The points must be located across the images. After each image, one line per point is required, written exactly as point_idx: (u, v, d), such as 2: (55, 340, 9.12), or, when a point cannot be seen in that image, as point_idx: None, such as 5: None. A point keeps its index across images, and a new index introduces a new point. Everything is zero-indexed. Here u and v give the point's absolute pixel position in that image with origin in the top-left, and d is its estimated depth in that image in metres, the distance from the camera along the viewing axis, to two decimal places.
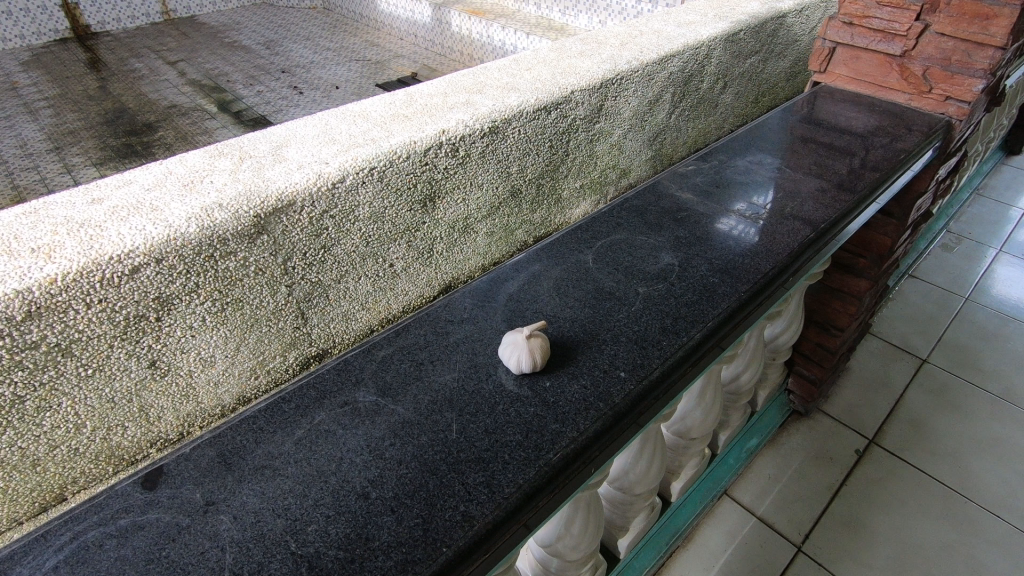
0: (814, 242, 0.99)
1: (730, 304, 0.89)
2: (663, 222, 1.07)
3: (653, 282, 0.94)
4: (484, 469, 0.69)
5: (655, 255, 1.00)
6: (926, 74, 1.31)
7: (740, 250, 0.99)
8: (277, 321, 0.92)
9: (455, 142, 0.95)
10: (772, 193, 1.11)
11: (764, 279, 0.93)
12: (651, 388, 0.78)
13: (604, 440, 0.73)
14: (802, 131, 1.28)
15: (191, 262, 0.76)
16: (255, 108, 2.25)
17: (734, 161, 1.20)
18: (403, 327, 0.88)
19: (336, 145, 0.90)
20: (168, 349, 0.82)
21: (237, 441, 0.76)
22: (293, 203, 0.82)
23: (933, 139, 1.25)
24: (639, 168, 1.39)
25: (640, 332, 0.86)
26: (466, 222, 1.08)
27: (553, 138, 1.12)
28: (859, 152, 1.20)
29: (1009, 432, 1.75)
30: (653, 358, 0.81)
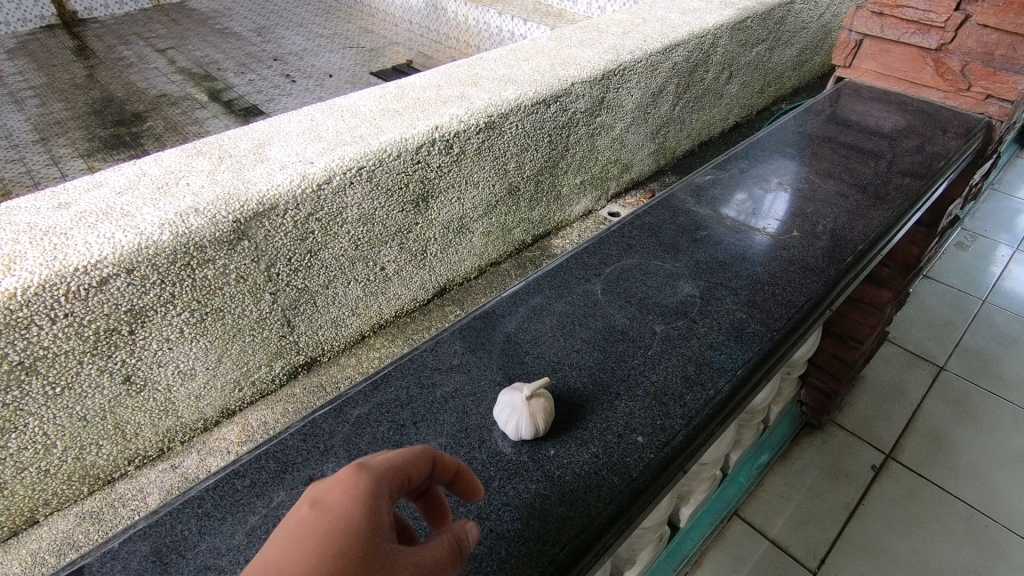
0: (850, 268, 0.88)
1: (762, 349, 0.76)
2: (678, 241, 0.96)
3: (670, 318, 0.82)
4: (475, 569, 0.56)
5: (673, 282, 0.88)
6: (964, 70, 1.24)
7: (767, 276, 0.87)
8: (262, 331, 0.87)
9: (449, 139, 0.89)
10: (785, 206, 1.01)
11: (798, 316, 0.81)
12: (673, 457, 0.65)
13: (620, 525, 0.59)
14: (825, 133, 1.19)
15: (165, 272, 0.70)
16: (247, 97, 2.18)
17: (754, 170, 1.10)
18: (382, 376, 0.76)
19: (321, 143, 0.84)
20: (143, 364, 0.76)
21: (179, 531, 0.61)
22: (275, 207, 0.76)
23: (972, 142, 1.17)
24: (642, 162, 1.34)
25: (659, 384, 0.73)
26: (461, 221, 1.03)
27: (553, 133, 1.06)
28: (886, 154, 1.11)
29: None
30: (676, 419, 0.68)
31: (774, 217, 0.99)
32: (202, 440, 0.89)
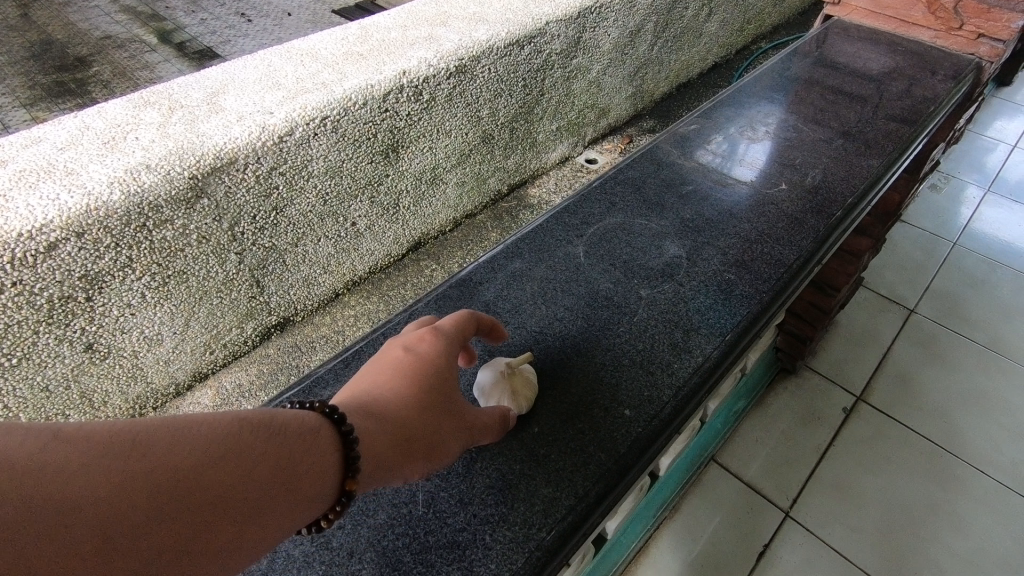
0: (837, 226, 0.86)
1: (752, 310, 0.76)
2: (664, 198, 0.93)
3: (657, 283, 0.80)
4: (460, 559, 0.55)
5: (658, 243, 0.86)
6: (958, 7, 1.17)
7: (753, 234, 0.86)
8: (230, 293, 0.83)
9: (418, 85, 0.84)
10: (764, 153, 1.00)
11: (788, 275, 0.79)
12: (662, 429, 0.64)
13: (609, 504, 0.59)
14: (809, 78, 1.15)
15: (119, 235, 0.66)
16: (199, 38, 2.00)
17: (736, 116, 1.07)
18: (353, 355, 0.74)
19: (280, 90, 0.77)
20: (105, 331, 0.73)
21: None
22: (234, 161, 0.70)
23: (964, 83, 1.13)
24: (619, 106, 1.29)
25: (645, 351, 0.72)
26: (434, 172, 0.99)
27: (527, 77, 1.01)
28: (874, 98, 1.08)
29: None
30: (664, 389, 0.68)
31: (750, 165, 0.97)
32: (175, 405, 0.87)
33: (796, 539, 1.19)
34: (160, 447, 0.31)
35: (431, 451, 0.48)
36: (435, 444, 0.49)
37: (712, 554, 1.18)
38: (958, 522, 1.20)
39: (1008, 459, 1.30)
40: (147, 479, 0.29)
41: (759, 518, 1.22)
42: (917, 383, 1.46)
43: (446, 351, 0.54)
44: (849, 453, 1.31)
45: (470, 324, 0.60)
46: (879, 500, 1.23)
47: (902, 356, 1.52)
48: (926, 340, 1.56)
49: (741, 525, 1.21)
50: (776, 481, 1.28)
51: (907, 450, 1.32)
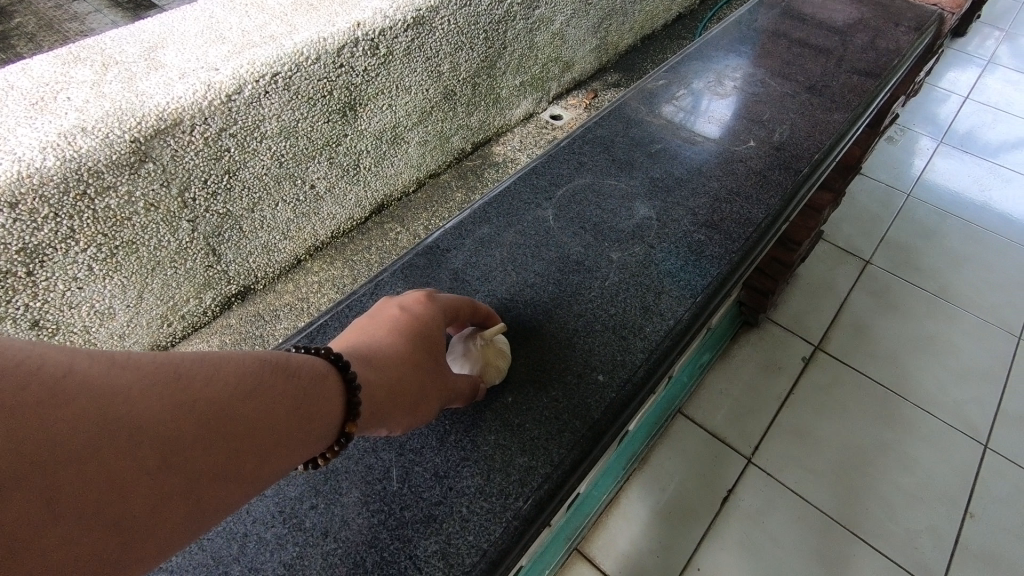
0: (801, 185, 0.87)
1: (721, 271, 0.77)
2: (633, 157, 0.93)
3: (627, 245, 0.80)
4: (437, 532, 0.56)
5: (627, 204, 0.85)
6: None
7: (719, 190, 0.87)
8: (184, 262, 0.80)
9: (374, 38, 0.79)
10: (731, 108, 0.99)
11: (755, 235, 0.81)
12: (634, 394, 0.65)
13: (583, 470, 0.60)
14: (773, 31, 1.13)
15: (57, 204, 0.61)
16: None
17: (701, 70, 1.06)
18: (319, 329, 0.72)
19: (224, 45, 0.72)
20: (52, 306, 0.69)
21: None
22: (179, 122, 0.66)
23: (925, 36, 1.13)
24: (584, 59, 1.26)
25: (616, 315, 0.73)
26: (395, 130, 0.95)
27: (488, 29, 0.97)
28: (836, 52, 1.08)
29: None
30: (636, 353, 0.69)
31: (716, 121, 0.97)
32: None
33: (758, 482, 1.25)
34: (203, 381, 0.35)
35: (407, 407, 0.50)
36: (412, 400, 0.51)
37: (679, 501, 1.23)
38: (905, 460, 1.28)
39: (951, 399, 1.39)
40: (191, 407, 0.34)
41: (724, 465, 1.27)
42: (870, 332, 1.52)
43: (438, 320, 0.57)
44: (806, 401, 1.37)
45: (467, 300, 0.64)
46: (835, 443, 1.30)
47: (858, 307, 1.58)
48: (880, 290, 1.62)
49: (706, 473, 1.26)
50: (739, 429, 1.33)
51: (860, 395, 1.39)
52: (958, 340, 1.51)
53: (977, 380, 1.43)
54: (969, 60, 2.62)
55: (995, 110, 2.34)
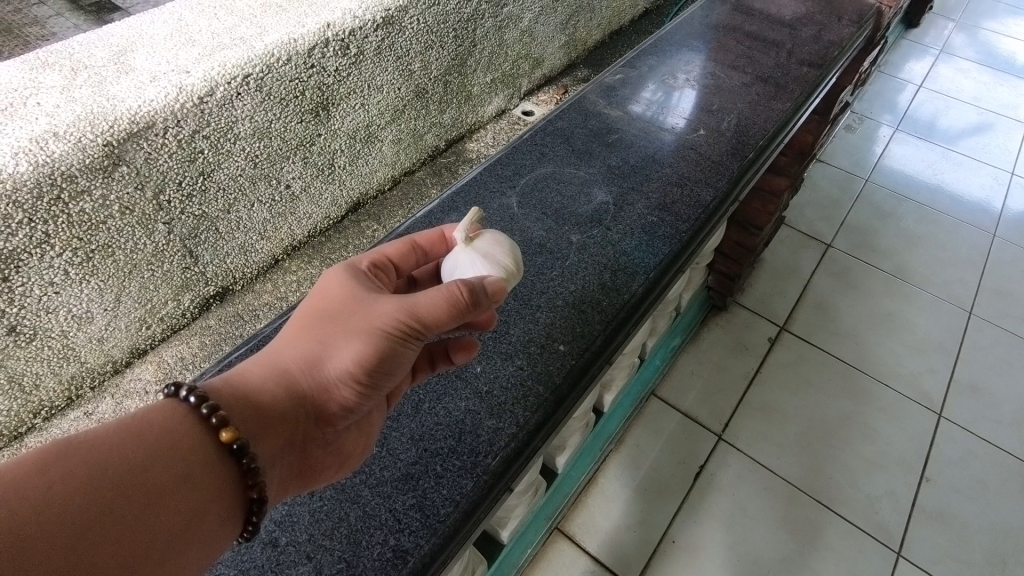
0: (750, 165, 0.91)
1: (673, 247, 0.80)
2: (592, 147, 0.95)
3: (587, 228, 0.83)
4: (414, 488, 0.59)
5: (587, 190, 0.88)
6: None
7: (673, 174, 0.90)
8: (161, 264, 0.80)
9: (344, 38, 0.80)
10: (690, 96, 1.03)
11: (705, 213, 0.84)
12: (592, 361, 0.68)
13: (547, 429, 0.63)
14: (730, 24, 1.16)
15: (31, 208, 0.61)
16: None
17: (660, 65, 1.09)
18: None
19: (194, 47, 0.73)
20: (29, 311, 0.69)
21: None
22: (152, 125, 0.66)
23: (864, 29, 1.17)
24: (553, 56, 1.29)
25: (576, 291, 0.76)
26: (368, 129, 0.96)
27: (457, 28, 0.99)
28: (786, 44, 1.11)
29: None
30: (593, 323, 0.72)
31: (679, 116, 0.99)
32: (115, 383, 0.84)
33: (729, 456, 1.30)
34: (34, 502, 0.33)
35: (294, 386, 0.48)
36: (302, 377, 0.48)
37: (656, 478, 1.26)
38: (867, 430, 1.34)
39: (907, 369, 1.46)
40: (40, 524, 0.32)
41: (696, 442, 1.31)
42: (834, 310, 1.58)
43: (341, 278, 0.53)
44: (774, 378, 1.43)
45: (404, 243, 0.62)
46: (799, 417, 1.37)
47: (817, 286, 1.65)
48: (838, 273, 1.69)
49: (680, 450, 1.30)
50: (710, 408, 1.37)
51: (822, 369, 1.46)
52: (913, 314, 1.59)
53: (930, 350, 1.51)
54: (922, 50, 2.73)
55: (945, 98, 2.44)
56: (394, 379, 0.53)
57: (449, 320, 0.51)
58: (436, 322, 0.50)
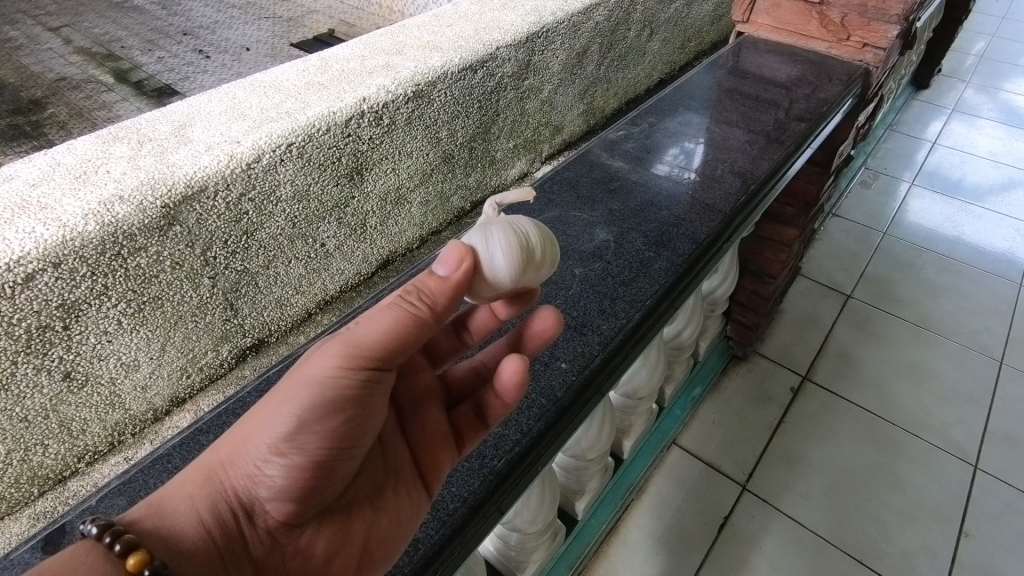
0: (746, 204, 0.94)
1: (669, 279, 0.83)
2: (595, 193, 0.99)
3: (589, 262, 0.87)
4: None
5: (589, 231, 0.92)
6: (844, 21, 1.24)
7: (672, 217, 0.93)
8: (205, 316, 0.84)
9: (378, 110, 0.89)
10: (701, 144, 1.07)
11: (699, 249, 0.87)
12: (593, 376, 0.72)
13: (550, 436, 0.67)
14: (731, 84, 1.23)
15: (94, 263, 0.67)
16: (157, 77, 2.00)
17: (664, 124, 1.13)
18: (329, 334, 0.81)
19: (245, 121, 0.82)
20: (83, 359, 0.73)
21: (153, 482, 0.67)
22: (204, 189, 0.73)
23: (853, 88, 1.21)
24: (572, 123, 1.37)
25: (578, 317, 0.79)
26: (398, 192, 1.03)
27: (481, 99, 1.07)
28: (783, 103, 1.16)
29: (934, 362, 1.86)
30: (594, 345, 0.75)
31: (692, 169, 1.02)
32: (154, 431, 0.87)
33: (757, 502, 1.54)
34: None
35: (220, 482, 0.49)
36: (224, 471, 0.50)
37: (689, 518, 1.52)
38: (896, 480, 1.57)
39: (929, 421, 1.70)
40: None
41: (724, 487, 1.57)
42: (851, 365, 1.85)
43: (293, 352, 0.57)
44: (792, 426, 1.69)
45: None
46: (825, 467, 1.61)
47: (836, 348, 1.90)
48: (854, 337, 1.94)
49: (705, 497, 1.55)
50: (737, 457, 1.63)
51: (844, 424, 1.70)
52: (940, 369, 1.84)
53: (955, 403, 1.75)
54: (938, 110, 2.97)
55: (962, 154, 2.69)
56: (347, 439, 0.52)
57: (380, 341, 0.50)
58: (369, 345, 0.50)
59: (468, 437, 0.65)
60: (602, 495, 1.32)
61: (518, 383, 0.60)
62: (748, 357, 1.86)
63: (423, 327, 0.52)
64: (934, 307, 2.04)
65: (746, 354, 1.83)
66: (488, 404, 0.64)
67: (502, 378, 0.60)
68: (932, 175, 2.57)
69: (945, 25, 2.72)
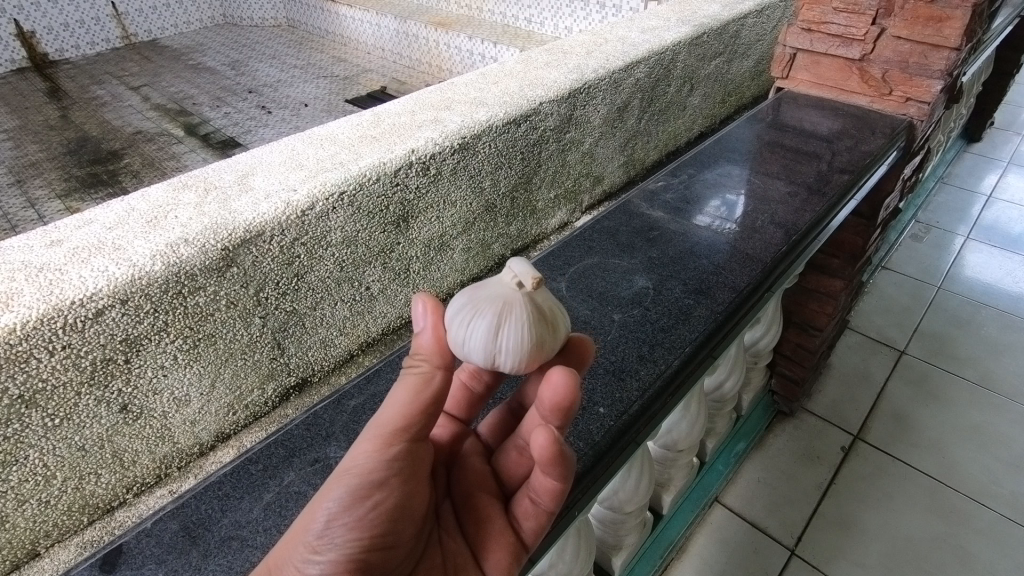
0: (788, 253, 0.93)
1: (708, 327, 0.82)
2: (634, 242, 1.00)
3: (627, 308, 0.87)
4: None
5: (628, 277, 0.92)
6: (886, 77, 1.25)
7: (712, 266, 0.93)
8: (253, 354, 0.87)
9: (425, 161, 0.93)
10: (742, 196, 1.07)
11: (738, 298, 0.86)
12: (631, 422, 0.71)
13: (587, 482, 0.65)
14: (771, 136, 1.24)
15: (158, 300, 0.71)
16: (222, 131, 2.16)
17: (702, 175, 1.14)
18: (374, 372, 0.83)
19: (303, 171, 0.87)
20: (139, 392, 0.76)
21: (200, 510, 0.69)
22: (262, 234, 0.77)
23: (897, 140, 1.20)
24: (612, 173, 1.39)
25: (616, 362, 0.78)
26: (442, 239, 1.06)
27: (524, 151, 1.11)
28: (825, 155, 1.16)
29: (1002, 426, 1.74)
30: (632, 390, 0.74)
31: (733, 219, 1.02)
32: (199, 465, 0.88)
33: (807, 570, 1.44)
34: None
35: None
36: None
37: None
38: (962, 554, 1.45)
39: (998, 491, 1.58)
40: None
41: (771, 552, 1.48)
42: (909, 425, 1.75)
43: None
44: (845, 490, 1.60)
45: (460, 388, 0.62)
46: (882, 535, 1.50)
47: (889, 406, 1.81)
48: (910, 396, 1.84)
49: (751, 562, 1.47)
50: (784, 520, 1.54)
51: (902, 489, 1.59)
52: (1008, 434, 1.71)
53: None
54: (991, 164, 2.88)
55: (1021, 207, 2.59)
56: (385, 527, 0.48)
57: (403, 412, 0.49)
58: (391, 419, 0.49)
59: (529, 530, 0.56)
60: (639, 553, 1.27)
61: (552, 457, 0.50)
62: (795, 414, 1.78)
63: (432, 382, 0.50)
64: (997, 366, 1.92)
65: (792, 411, 1.76)
66: (537, 487, 0.54)
67: (536, 454, 0.51)
68: (989, 229, 2.48)
69: (995, 79, 2.68)
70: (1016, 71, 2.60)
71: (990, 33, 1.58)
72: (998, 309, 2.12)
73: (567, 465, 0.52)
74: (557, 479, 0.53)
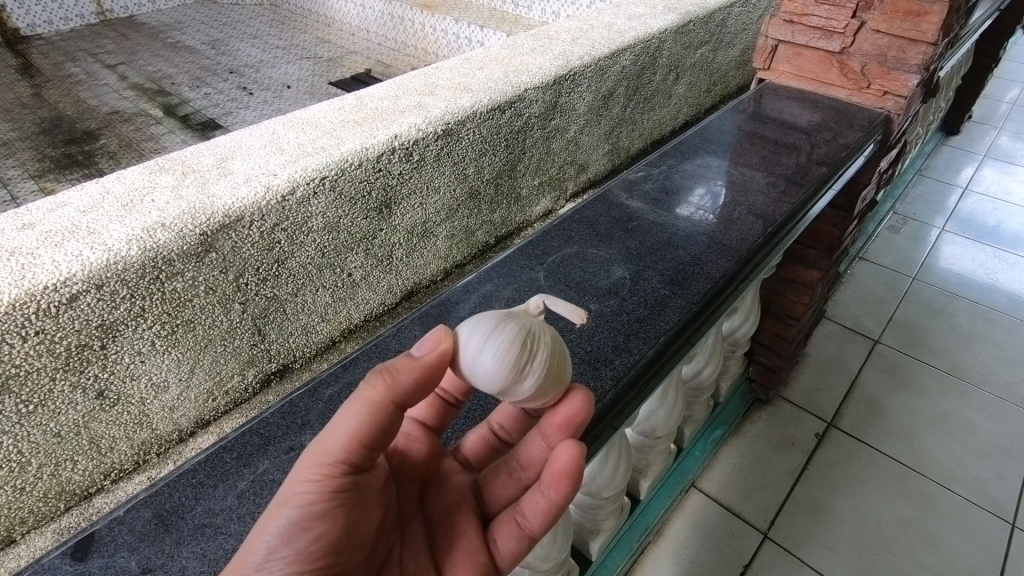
0: (764, 245, 0.94)
1: (684, 317, 0.83)
2: (614, 232, 1.00)
3: (605, 297, 0.87)
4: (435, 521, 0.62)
5: (607, 267, 0.93)
6: (865, 70, 1.26)
7: (690, 257, 0.94)
8: (232, 341, 0.86)
9: (408, 147, 0.92)
10: (722, 187, 1.08)
11: (715, 288, 0.87)
12: (605, 412, 0.71)
13: None
14: (751, 127, 1.24)
15: (135, 286, 0.70)
16: (203, 112, 2.12)
17: (682, 165, 1.14)
18: (351, 360, 0.82)
19: (284, 155, 0.86)
20: (116, 378, 0.75)
21: (175, 498, 0.68)
22: (242, 219, 0.76)
23: (874, 134, 1.21)
24: (597, 161, 1.39)
25: (593, 350, 0.79)
26: (425, 226, 1.06)
27: (508, 138, 1.11)
28: (804, 147, 1.17)
29: (969, 413, 1.79)
30: (607, 379, 0.75)
31: (710, 210, 1.03)
32: (178, 451, 0.88)
33: (779, 552, 1.48)
34: None
35: None
36: None
37: (708, 566, 1.47)
38: (928, 536, 1.50)
39: (965, 476, 1.63)
40: None
41: (744, 535, 1.52)
42: (883, 412, 1.80)
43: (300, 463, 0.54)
44: (818, 475, 1.64)
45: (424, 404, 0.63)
46: (851, 518, 1.54)
47: (864, 394, 1.85)
48: (883, 383, 1.88)
49: (726, 545, 1.50)
50: (759, 504, 1.58)
51: (873, 474, 1.64)
52: (976, 422, 1.76)
53: (992, 458, 1.67)
54: (969, 157, 2.93)
55: (995, 200, 2.65)
56: (328, 558, 0.47)
57: (346, 442, 0.47)
58: (334, 447, 0.47)
59: (506, 552, 0.56)
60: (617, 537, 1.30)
61: (570, 474, 0.53)
62: (771, 401, 1.82)
63: (379, 413, 0.48)
64: (967, 356, 1.97)
65: (769, 399, 1.79)
66: (528, 512, 0.55)
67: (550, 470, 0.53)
68: (965, 221, 2.53)
69: (975, 71, 2.71)
70: (995, 65, 2.64)
71: (970, 27, 1.60)
72: (970, 300, 2.17)
73: (573, 490, 0.54)
74: (554, 503, 0.54)
